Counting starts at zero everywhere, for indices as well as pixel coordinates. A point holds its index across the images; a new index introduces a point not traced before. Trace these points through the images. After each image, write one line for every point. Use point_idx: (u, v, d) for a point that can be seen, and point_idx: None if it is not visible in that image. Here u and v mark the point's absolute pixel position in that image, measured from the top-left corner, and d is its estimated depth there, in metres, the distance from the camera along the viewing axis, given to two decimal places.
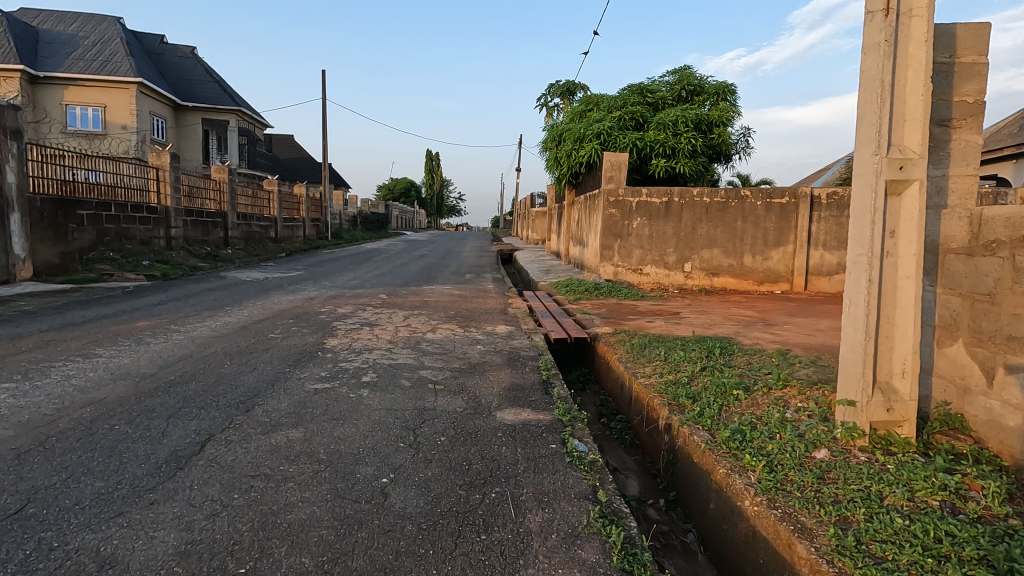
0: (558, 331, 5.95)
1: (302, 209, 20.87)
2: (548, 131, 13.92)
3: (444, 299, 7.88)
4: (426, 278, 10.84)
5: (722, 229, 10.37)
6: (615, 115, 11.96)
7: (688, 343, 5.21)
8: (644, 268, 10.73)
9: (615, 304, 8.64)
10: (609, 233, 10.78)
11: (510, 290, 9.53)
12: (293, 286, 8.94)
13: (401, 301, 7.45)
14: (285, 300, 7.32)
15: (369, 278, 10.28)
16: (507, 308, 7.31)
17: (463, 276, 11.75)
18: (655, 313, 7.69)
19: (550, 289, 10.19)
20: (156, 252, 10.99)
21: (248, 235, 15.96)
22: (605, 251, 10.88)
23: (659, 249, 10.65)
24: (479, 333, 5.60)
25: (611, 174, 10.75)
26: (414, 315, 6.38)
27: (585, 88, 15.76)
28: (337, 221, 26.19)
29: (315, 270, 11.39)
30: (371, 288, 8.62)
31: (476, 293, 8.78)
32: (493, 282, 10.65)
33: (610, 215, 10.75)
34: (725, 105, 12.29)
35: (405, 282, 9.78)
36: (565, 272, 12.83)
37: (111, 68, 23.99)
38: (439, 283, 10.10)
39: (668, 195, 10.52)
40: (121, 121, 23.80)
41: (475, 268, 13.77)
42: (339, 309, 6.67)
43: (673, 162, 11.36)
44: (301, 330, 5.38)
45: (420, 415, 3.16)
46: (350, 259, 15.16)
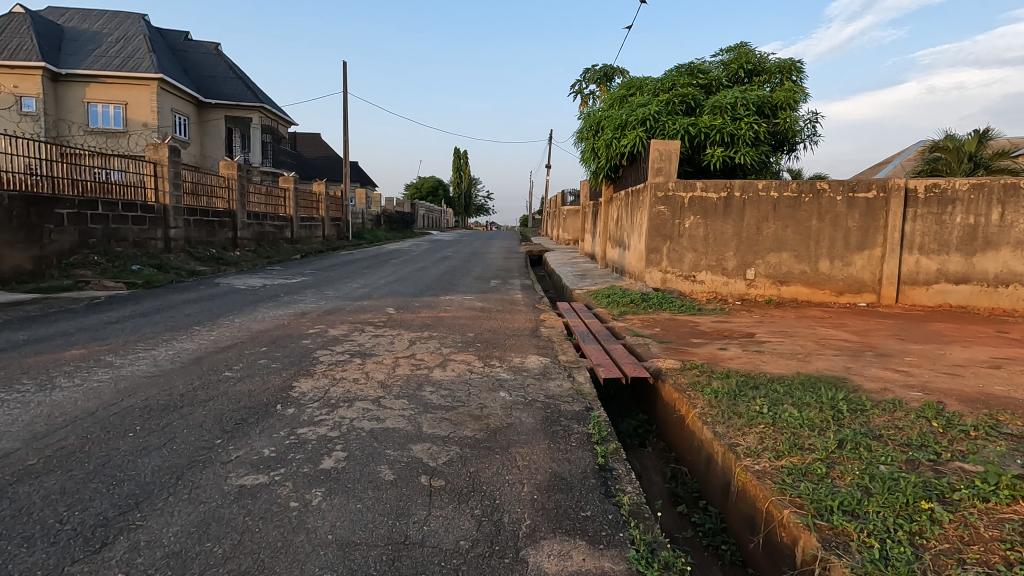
0: (608, 364, 4.53)
1: (321, 207, 19.89)
2: (584, 120, 12.48)
3: (463, 315, 6.55)
4: (445, 285, 9.54)
5: (793, 229, 8.81)
6: (662, 98, 10.45)
7: (795, 390, 3.74)
8: (698, 275, 9.25)
9: (668, 320, 7.19)
10: (657, 233, 9.33)
11: (541, 301, 8.16)
12: (291, 295, 7.74)
13: (409, 319, 6.14)
14: (272, 315, 6.11)
15: (380, 286, 9.03)
16: (539, 328, 5.94)
17: (487, 282, 10.43)
18: (723, 334, 6.21)
19: (588, 299, 8.79)
20: (150, 256, 9.99)
21: (261, 236, 14.99)
22: (651, 255, 9.43)
23: (716, 252, 9.14)
24: (503, 368, 4.24)
25: (660, 165, 9.26)
26: (422, 341, 5.07)
27: (624, 73, 14.22)
28: (361, 220, 25.27)
29: (323, 275, 10.22)
30: (379, 300, 7.35)
31: (501, 306, 7.44)
32: (522, 290, 9.29)
33: (658, 213, 9.30)
34: (791, 85, 10.59)
35: (421, 291, 8.49)
36: (602, 278, 11.39)
37: (132, 65, 23.56)
38: (460, 291, 8.80)
39: (728, 189, 8.99)
40: (142, 119, 23.33)
41: (502, 273, 12.44)
42: (331, 330, 5.41)
43: (731, 151, 9.76)
44: (270, 364, 4.12)
45: (392, 563, 1.80)
46: (366, 262, 14.03)
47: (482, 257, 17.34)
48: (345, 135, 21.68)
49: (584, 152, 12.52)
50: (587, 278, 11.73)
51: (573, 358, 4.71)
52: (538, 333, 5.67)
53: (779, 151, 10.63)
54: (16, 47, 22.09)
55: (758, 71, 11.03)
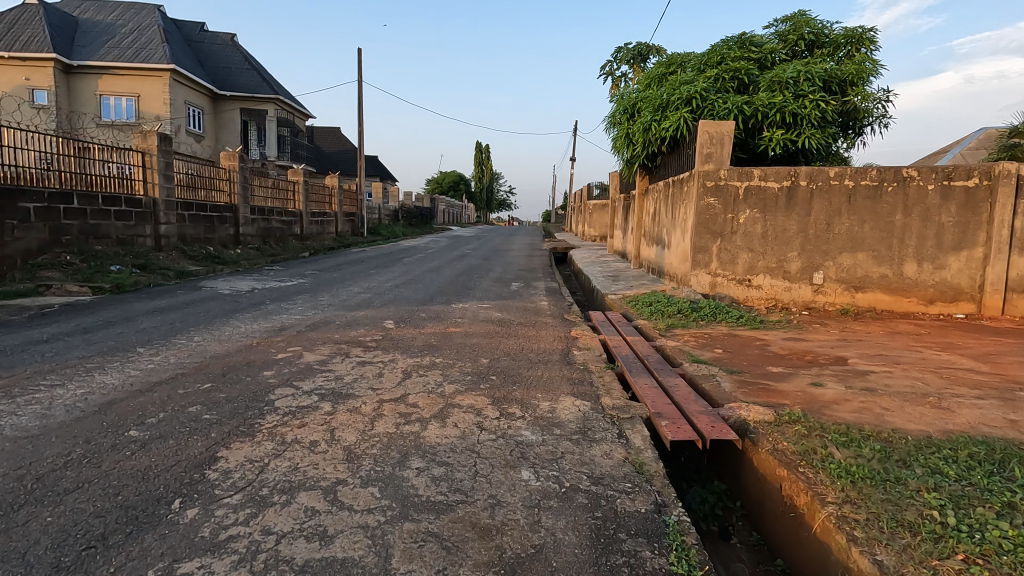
0: (671, 412, 3.28)
1: (334, 202, 18.91)
2: (617, 103, 11.15)
3: (476, 331, 5.34)
4: (458, 288, 8.36)
5: (872, 225, 7.40)
6: (709, 74, 9.08)
7: (976, 474, 2.43)
8: (754, 278, 7.92)
9: (727, 336, 5.88)
10: (705, 229, 8.04)
11: (571, 310, 6.92)
12: (277, 303, 6.64)
13: (409, 338, 4.95)
14: (242, 331, 4.99)
15: (386, 290, 7.91)
16: (570, 352, 4.70)
17: (508, 285, 9.23)
18: (805, 359, 4.87)
19: (625, 305, 7.52)
20: (135, 254, 9.04)
21: (267, 232, 14.04)
22: (699, 254, 8.13)
23: (776, 252, 7.79)
24: (526, 423, 3.02)
25: (709, 150, 7.94)
26: (420, 373, 3.88)
27: (661, 51, 12.78)
28: (377, 216, 24.28)
29: (323, 277, 9.15)
30: (377, 309, 6.19)
31: (522, 317, 6.23)
32: (548, 296, 8.06)
33: (707, 206, 7.99)
34: (863, 57, 9.03)
35: (430, 297, 7.32)
36: (637, 282, 10.09)
37: (145, 55, 22.94)
38: (476, 297, 7.61)
39: (791, 177, 7.62)
40: (155, 111, 22.70)
41: (525, 274, 11.23)
42: (307, 353, 4.26)
43: (793, 134, 8.33)
44: (202, 413, 2.97)
45: None
46: (377, 260, 12.96)
47: (502, 255, 16.11)
48: (360, 125, 20.63)
49: (617, 139, 11.22)
50: (621, 280, 10.43)
51: (621, 402, 3.46)
52: (570, 360, 4.43)
53: (847, 134, 9.12)
54: (28, 38, 21.61)
55: (822, 41, 9.48)
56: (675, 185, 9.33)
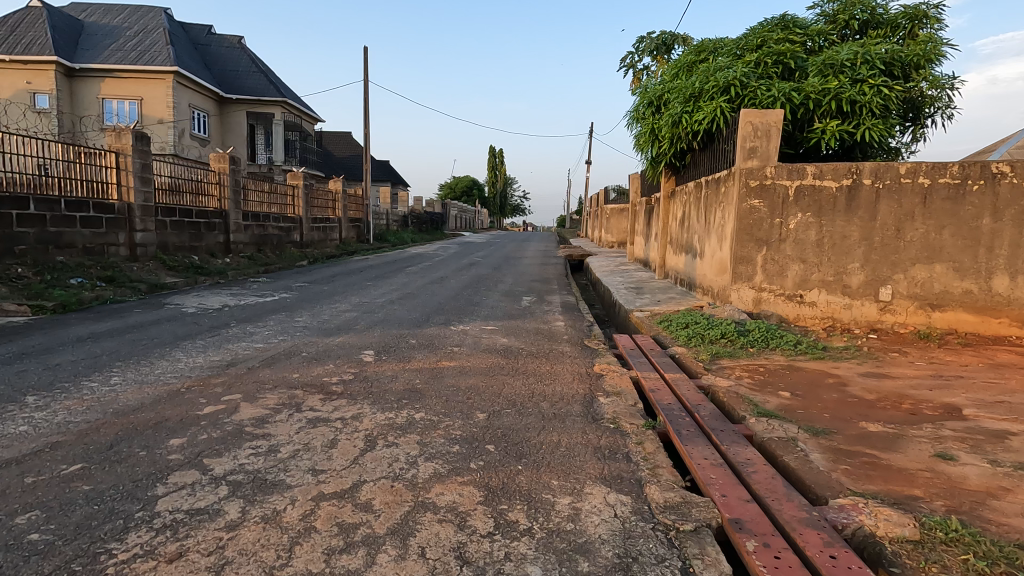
0: (756, 520, 2.15)
1: (338, 208, 18.01)
2: (640, 95, 10.03)
3: (474, 367, 4.26)
4: (461, 305, 7.31)
5: (952, 230, 6.21)
6: (749, 58, 7.92)
7: None
8: (807, 294, 6.75)
9: (787, 371, 4.73)
10: (749, 236, 6.89)
11: (592, 333, 5.81)
12: (244, 325, 5.61)
13: (387, 378, 3.88)
14: (179, 367, 3.97)
15: (377, 307, 6.86)
16: (594, 401, 3.58)
17: (519, 300, 8.15)
18: (904, 409, 3.71)
19: (655, 326, 6.39)
20: (103, 265, 8.13)
21: (262, 239, 13.14)
22: (741, 265, 6.97)
23: (834, 263, 6.62)
24: (533, 549, 1.92)
25: (753, 144, 6.80)
26: (389, 440, 2.80)
27: (687, 39, 11.62)
28: (385, 221, 23.38)
29: (311, 291, 8.13)
30: (359, 335, 5.14)
31: (533, 345, 5.14)
32: (564, 314, 6.96)
33: (751, 209, 6.84)
34: (929, 37, 7.80)
35: (425, 317, 6.26)
36: (664, 296, 8.94)
37: (149, 58, 22.38)
38: (480, 316, 6.54)
39: (853, 174, 6.44)
40: (158, 115, 22.09)
41: (539, 285, 10.13)
42: (245, 405, 3.21)
43: (850, 124, 7.14)
44: (32, 529, 1.92)
45: None
46: (379, 269, 11.96)
47: (515, 263, 15.06)
48: (367, 128, 19.74)
49: (640, 135, 10.12)
50: (645, 293, 9.29)
51: (677, 496, 2.34)
52: (594, 414, 3.33)
53: (910, 126, 7.89)
54: (31, 41, 21.15)
55: (878, 20, 8.24)
56: (709, 186, 8.20)
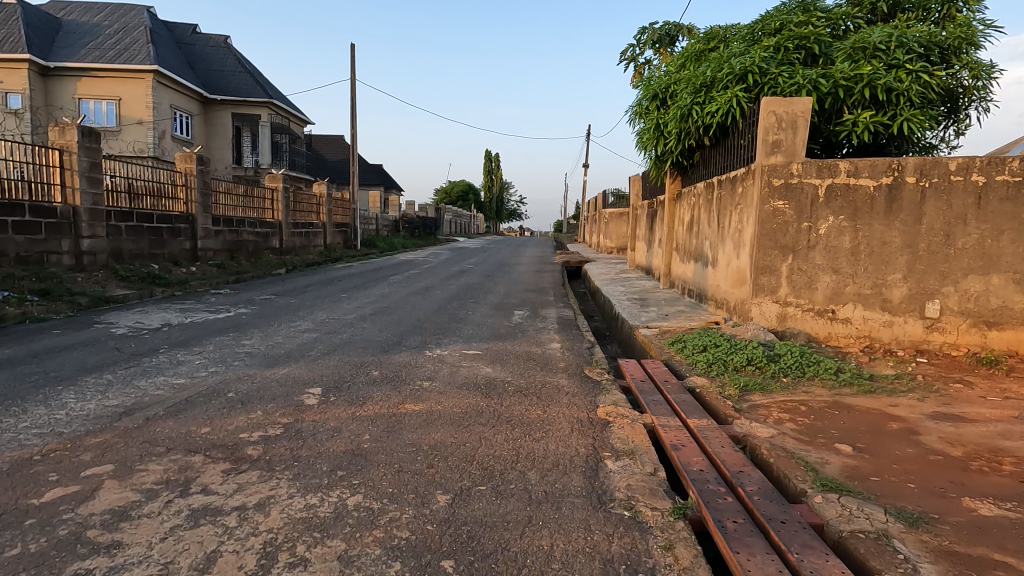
0: None
1: (323, 212, 17.09)
2: (643, 88, 9.15)
3: (445, 413, 3.34)
4: (442, 322, 6.39)
5: (1012, 236, 5.33)
6: (767, 42, 7.04)
7: None
8: (840, 309, 5.85)
9: (836, 412, 3.82)
10: (772, 243, 6.00)
11: (594, 358, 4.90)
12: (175, 350, 4.67)
13: (327, 433, 2.95)
14: (56, 417, 3.04)
15: (344, 325, 5.93)
16: (600, 468, 2.67)
17: (510, 314, 7.23)
18: (1008, 474, 2.80)
19: (666, 347, 5.50)
20: (39, 276, 7.19)
21: (235, 246, 12.21)
22: (763, 276, 6.08)
23: (871, 274, 5.73)
24: None
25: (777, 137, 5.92)
26: (296, 553, 1.87)
27: (692, 29, 10.74)
28: (374, 226, 22.45)
29: (274, 305, 7.19)
30: (309, 366, 4.21)
31: (522, 376, 4.22)
32: (561, 333, 6.05)
33: (775, 212, 5.95)
34: (969, 18, 6.92)
35: (397, 339, 5.34)
36: (671, 309, 8.04)
37: (128, 56, 21.47)
38: (463, 336, 5.62)
39: (894, 171, 5.57)
40: (137, 115, 21.17)
41: (533, 296, 9.20)
42: (109, 485, 2.28)
43: (886, 115, 6.27)
44: None
45: None
46: (360, 278, 11.02)
47: (509, 270, 14.13)
48: (354, 128, 18.83)
49: (643, 132, 9.26)
50: (650, 306, 8.38)
51: None
52: (602, 493, 2.41)
53: (949, 118, 7.01)
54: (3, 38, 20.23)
55: (908, 2, 7.38)
56: (722, 186, 7.32)
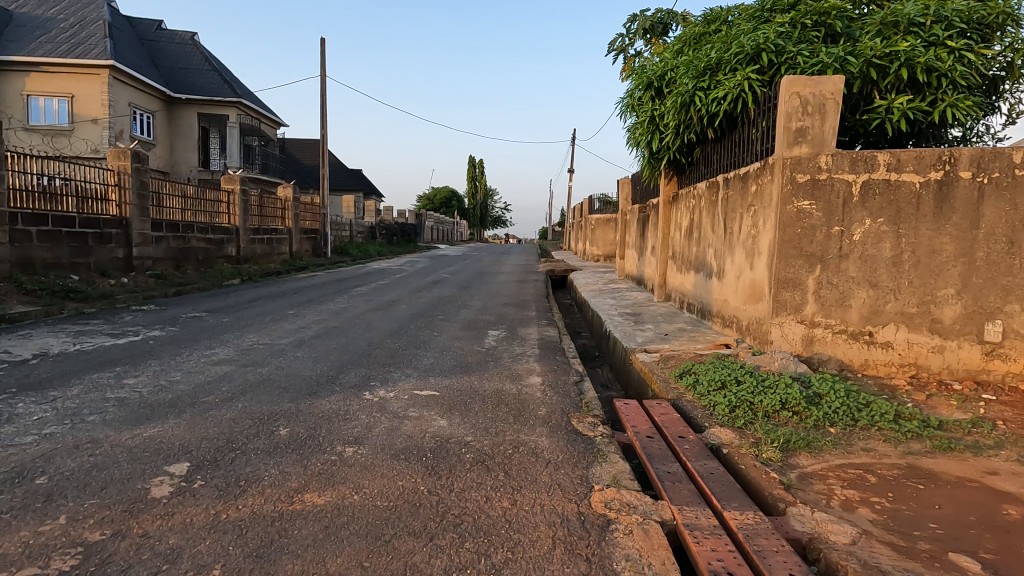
0: None
1: (289, 217, 15.82)
2: (636, 76, 8.14)
3: (362, 510, 2.20)
4: (398, 347, 5.25)
5: None
6: (782, 17, 6.04)
7: None
8: (880, 331, 4.84)
9: (919, 487, 2.76)
10: (796, 252, 4.99)
11: (584, 400, 3.81)
12: (21, 396, 3.46)
13: (151, 564, 1.80)
14: None
15: (273, 354, 4.75)
16: None
17: (484, 335, 6.09)
18: None
19: (672, 381, 4.43)
20: None
21: (181, 254, 10.93)
22: (786, 290, 5.04)
23: (917, 289, 4.74)
24: None
25: (801, 123, 4.91)
26: None
27: (687, 15, 9.76)
28: (348, 232, 21.20)
29: (198, 326, 5.97)
30: (192, 423, 3.04)
31: (487, 433, 3.10)
32: (543, 362, 4.93)
33: (799, 213, 4.95)
34: None
35: (333, 374, 4.19)
36: (670, 327, 6.98)
37: (82, 51, 20.02)
38: (419, 368, 4.50)
39: (945, 164, 4.57)
40: (92, 114, 19.73)
41: (512, 311, 8.09)
42: None
43: (924, 101, 5.31)
44: None
45: None
46: (320, 291, 9.81)
47: (489, 280, 13.01)
48: (325, 128, 17.62)
49: (636, 126, 8.26)
50: (646, 322, 7.32)
51: None
52: None
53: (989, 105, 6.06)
54: None
55: None
56: (729, 186, 6.32)
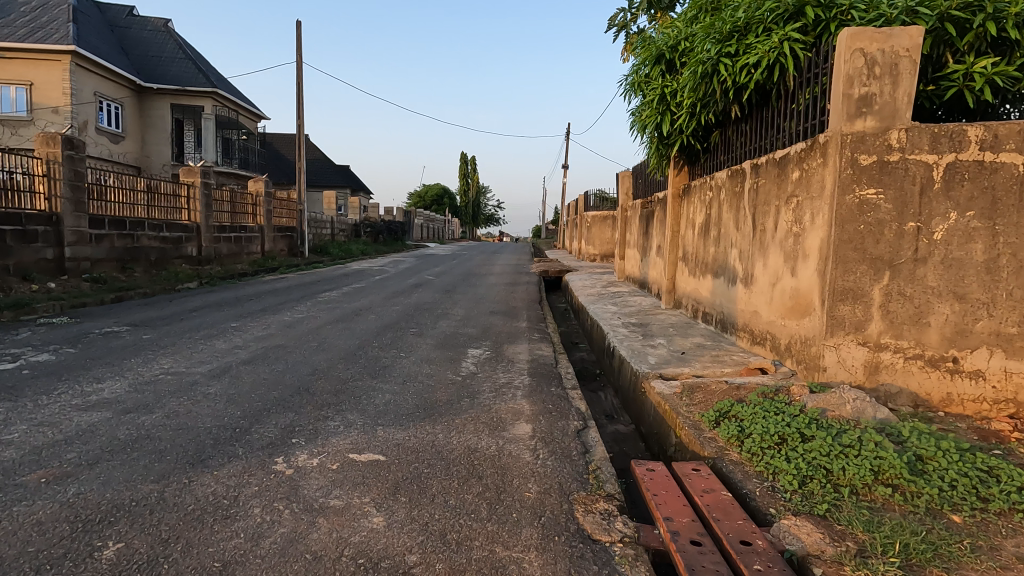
0: None
1: (261, 214, 14.60)
2: (643, 48, 7.02)
3: None
4: (350, 376, 4.12)
5: None
6: None
7: None
8: (969, 356, 3.75)
9: None
10: (858, 255, 3.90)
11: (592, 469, 2.70)
12: None
13: None
14: None
15: (177, 390, 3.60)
16: None
17: (461, 356, 4.97)
18: None
19: (705, 427, 3.32)
20: None
21: (129, 254, 9.72)
22: (845, 304, 3.95)
23: (1018, 303, 3.66)
24: None
25: (865, 89, 3.81)
26: None
27: None
28: (328, 230, 20.01)
29: (103, 346, 4.80)
30: None
31: (443, 545, 1.97)
32: (532, 397, 3.81)
33: (862, 205, 3.87)
34: None
35: (246, 424, 3.06)
36: (686, 342, 5.90)
37: (42, 35, 18.63)
38: (369, 410, 3.37)
39: None
40: (52, 103, 18.36)
41: (498, 321, 6.96)
42: None
43: (1012, 63, 4.21)
44: None
45: None
46: (282, 297, 8.64)
47: (477, 283, 11.89)
48: (301, 118, 16.39)
49: (643, 107, 7.16)
50: (657, 336, 6.24)
51: None
52: None
53: None
54: None
55: None
56: (760, 175, 5.23)
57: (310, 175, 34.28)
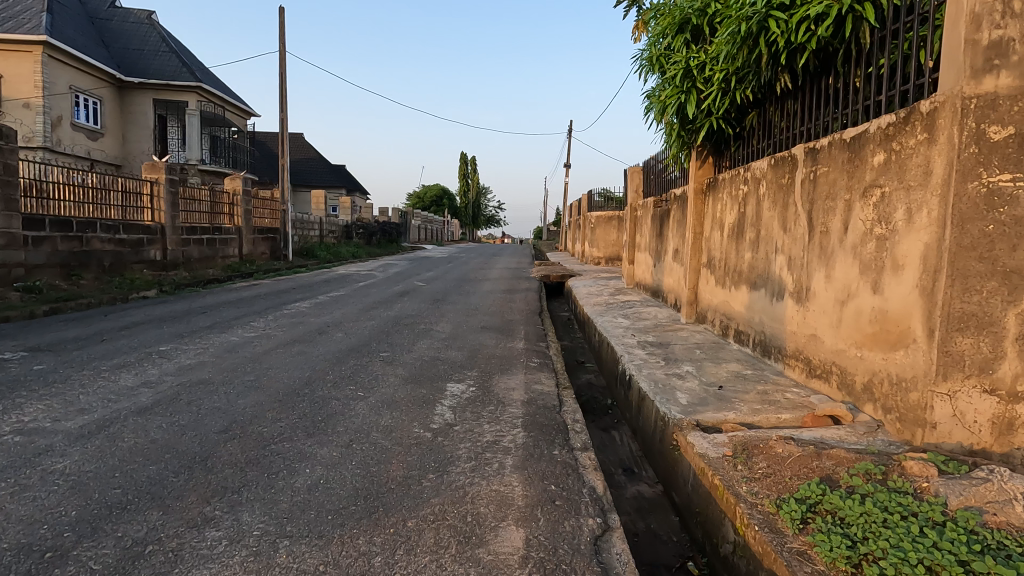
0: None
1: (238, 214, 13.50)
2: (662, 16, 5.89)
3: None
4: (276, 434, 2.99)
5: None
6: None
7: None
8: None
9: None
10: (985, 268, 2.78)
11: None
12: None
13: None
14: None
15: (8, 466, 2.47)
16: None
17: (437, 394, 3.85)
18: None
19: (788, 530, 2.18)
20: None
21: (76, 259, 8.61)
22: (965, 335, 2.83)
23: None
24: None
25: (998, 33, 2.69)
26: None
27: None
28: (316, 231, 18.93)
29: None
30: None
31: None
32: (526, 470, 2.69)
33: (992, 197, 2.75)
34: None
35: (71, 540, 1.93)
36: (719, 371, 4.76)
37: (12, 25, 17.51)
38: (279, 503, 2.25)
39: None
40: (22, 97, 17.24)
41: (489, 340, 5.84)
42: None
43: None
44: None
45: None
46: (242, 308, 7.50)
47: (471, 290, 10.76)
48: (286, 111, 15.30)
49: (663, 86, 6.04)
50: (682, 362, 5.11)
51: None
52: None
53: None
54: None
55: None
56: (819, 162, 4.11)
57: (304, 175, 33.24)
